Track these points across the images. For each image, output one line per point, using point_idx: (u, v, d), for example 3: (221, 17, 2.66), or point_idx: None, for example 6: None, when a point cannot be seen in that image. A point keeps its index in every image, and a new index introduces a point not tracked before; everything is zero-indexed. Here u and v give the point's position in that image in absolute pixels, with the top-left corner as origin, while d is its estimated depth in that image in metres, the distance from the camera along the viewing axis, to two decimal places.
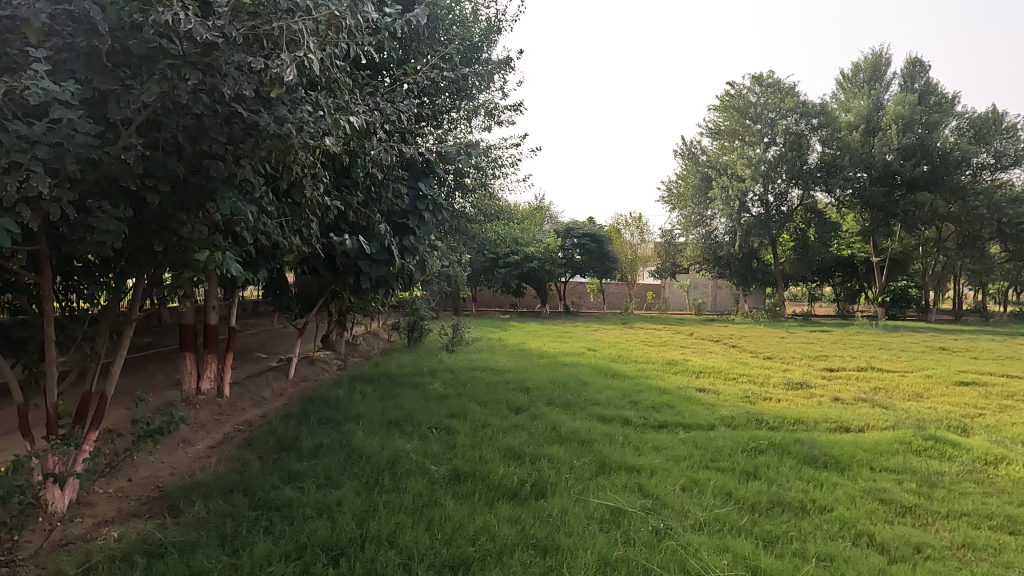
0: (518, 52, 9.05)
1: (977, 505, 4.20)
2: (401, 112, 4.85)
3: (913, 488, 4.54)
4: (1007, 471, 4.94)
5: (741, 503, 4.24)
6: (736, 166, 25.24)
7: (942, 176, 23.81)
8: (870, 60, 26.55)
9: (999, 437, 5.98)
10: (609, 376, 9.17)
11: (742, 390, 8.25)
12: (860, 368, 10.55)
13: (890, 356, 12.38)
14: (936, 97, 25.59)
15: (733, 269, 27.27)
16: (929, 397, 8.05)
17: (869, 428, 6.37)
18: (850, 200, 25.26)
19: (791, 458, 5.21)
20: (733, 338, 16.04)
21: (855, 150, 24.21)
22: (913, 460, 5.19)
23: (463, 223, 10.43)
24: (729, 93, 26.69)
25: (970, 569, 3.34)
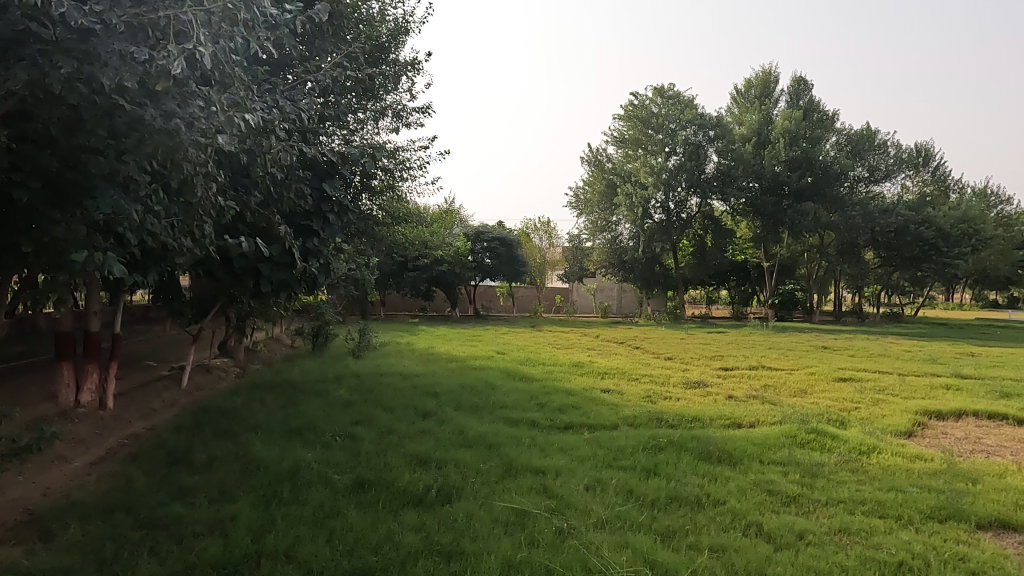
0: (426, 54, 8.97)
1: (852, 492, 4.54)
2: (303, 110, 4.69)
3: (797, 479, 4.85)
4: (878, 459, 5.38)
5: (642, 500, 4.39)
6: (639, 173, 26.12)
7: (824, 188, 25.70)
8: (761, 77, 28.09)
9: (871, 428, 6.51)
10: (518, 379, 9.26)
11: (643, 390, 8.56)
12: (751, 367, 11.18)
13: (778, 354, 13.22)
14: (819, 113, 27.50)
15: (637, 273, 28.07)
16: (812, 393, 8.66)
17: (758, 423, 6.77)
18: (743, 208, 26.80)
19: (688, 454, 5.46)
20: (636, 339, 16.57)
21: (748, 160, 25.52)
22: (797, 452, 5.57)
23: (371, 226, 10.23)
24: (632, 103, 27.42)
25: (845, 552, 3.59)
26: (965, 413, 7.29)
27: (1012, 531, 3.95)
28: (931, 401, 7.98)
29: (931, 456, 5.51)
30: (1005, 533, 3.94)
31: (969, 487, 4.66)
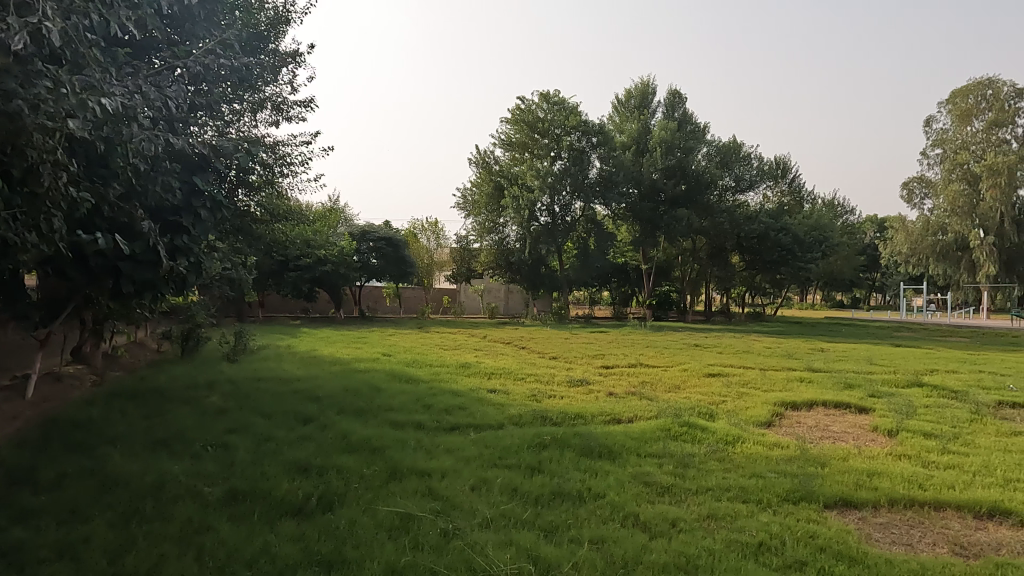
0: (309, 45, 8.62)
1: (719, 480, 4.87)
2: (170, 98, 4.36)
3: (670, 470, 5.13)
4: (743, 449, 5.79)
5: (525, 497, 4.46)
6: (526, 176, 26.62)
7: (696, 196, 27.35)
8: (640, 88, 29.39)
9: (736, 420, 7.01)
10: (404, 381, 9.13)
11: (529, 389, 8.71)
12: (630, 365, 11.71)
13: (655, 352, 13.93)
14: (692, 125, 29.22)
15: (523, 275, 28.44)
16: (684, 388, 9.19)
17: (636, 418, 7.10)
18: (623, 212, 27.93)
19: (571, 450, 5.62)
20: (522, 340, 16.85)
21: (627, 168, 26.88)
22: (671, 444, 5.89)
23: (253, 224, 9.73)
24: (518, 107, 27.72)
25: (712, 536, 3.84)
26: (815, 403, 8.02)
27: (852, 508, 4.39)
28: (787, 393, 8.71)
29: (787, 443, 6.01)
30: (847, 510, 4.37)
31: (818, 471, 5.13)
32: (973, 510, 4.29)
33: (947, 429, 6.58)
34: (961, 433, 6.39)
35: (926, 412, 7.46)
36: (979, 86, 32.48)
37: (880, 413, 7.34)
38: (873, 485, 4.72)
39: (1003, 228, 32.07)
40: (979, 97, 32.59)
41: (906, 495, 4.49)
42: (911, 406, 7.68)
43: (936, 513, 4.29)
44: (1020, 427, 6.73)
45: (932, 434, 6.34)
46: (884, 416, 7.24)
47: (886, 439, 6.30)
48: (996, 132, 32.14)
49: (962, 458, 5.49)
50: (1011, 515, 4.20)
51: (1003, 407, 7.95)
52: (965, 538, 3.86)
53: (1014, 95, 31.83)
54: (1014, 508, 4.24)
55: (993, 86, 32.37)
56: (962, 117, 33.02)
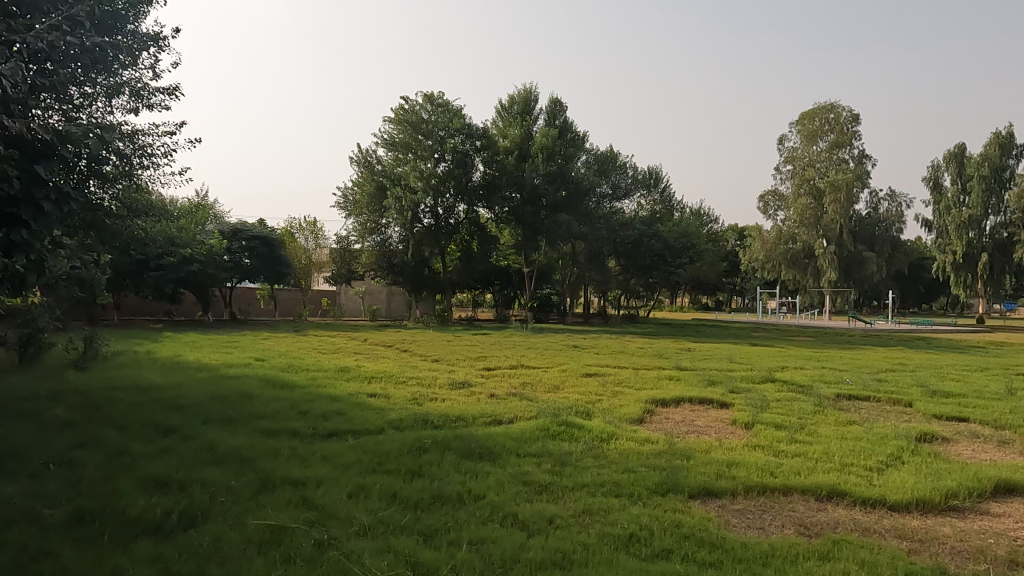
0: (174, 29, 8.03)
1: (594, 476, 5.05)
2: (5, 76, 3.90)
3: (548, 468, 5.25)
4: (617, 445, 6.05)
5: (405, 502, 4.40)
6: (409, 177, 26.40)
7: (575, 202, 28.26)
8: (522, 94, 29.79)
9: (611, 418, 7.31)
10: (278, 387, 8.72)
11: (410, 392, 8.60)
12: (512, 366, 11.89)
13: (536, 354, 14.22)
14: (572, 133, 30.11)
15: (406, 278, 27.89)
16: (563, 388, 9.48)
17: (517, 419, 7.22)
18: (505, 217, 28.32)
19: (452, 453, 5.61)
20: (404, 342, 16.60)
21: (510, 172, 27.21)
22: (549, 443, 6.04)
23: (112, 221, 8.97)
24: (402, 107, 27.44)
25: (587, 531, 3.98)
26: (682, 399, 8.54)
27: (713, 496, 4.72)
28: (657, 391, 9.21)
29: (657, 439, 6.35)
30: (708, 499, 4.68)
31: (684, 463, 5.46)
32: (815, 493, 4.74)
33: (794, 420, 7.24)
34: (806, 424, 7.06)
35: (778, 406, 8.14)
36: (823, 110, 36.03)
37: (738, 408, 7.94)
38: (732, 475, 5.10)
39: (842, 239, 35.71)
40: (823, 120, 36.19)
41: (759, 482, 4.88)
42: (764, 400, 8.37)
43: (785, 497, 4.70)
44: (854, 416, 7.53)
45: (782, 425, 6.95)
46: (742, 410, 7.84)
47: (743, 432, 6.83)
48: (837, 152, 35.92)
49: (806, 446, 6.06)
50: (846, 495, 4.68)
51: (841, 399, 8.84)
52: (808, 519, 4.25)
53: (850, 120, 35.72)
54: (848, 489, 4.74)
55: (834, 111, 36.11)
56: (809, 138, 36.58)
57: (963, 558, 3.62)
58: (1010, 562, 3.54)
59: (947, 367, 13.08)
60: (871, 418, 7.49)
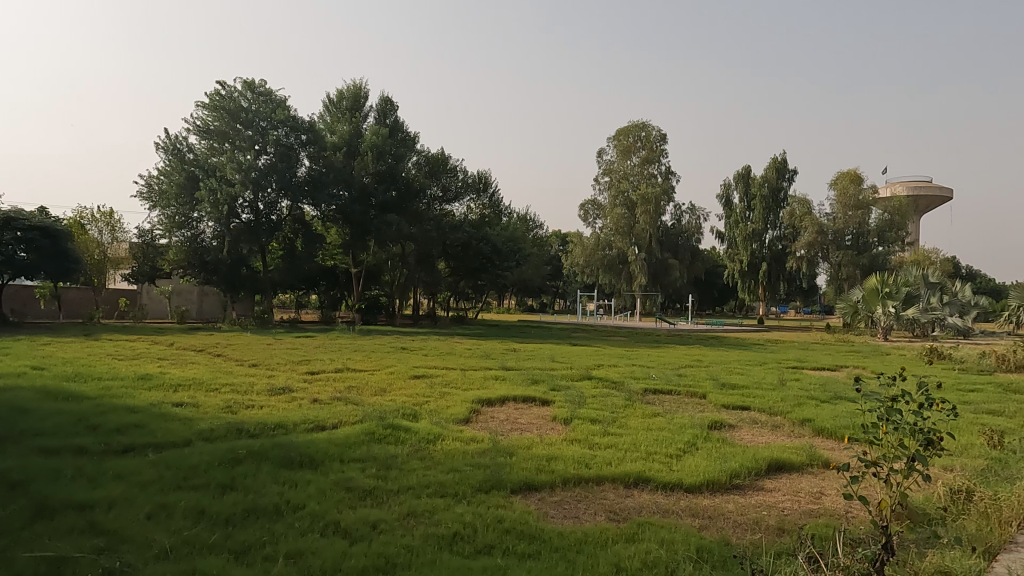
0: None
1: (420, 478, 5.05)
2: None
3: (374, 473, 5.15)
4: (443, 446, 6.09)
5: (214, 519, 4.08)
6: (225, 169, 24.45)
7: (405, 203, 27.97)
8: (352, 89, 28.92)
9: (438, 419, 7.34)
10: (63, 399, 7.65)
11: (224, 400, 7.98)
12: (337, 370, 11.48)
13: (363, 357, 13.87)
14: (403, 133, 29.80)
15: (221, 276, 25.66)
16: (391, 390, 9.36)
17: (341, 424, 6.99)
18: (332, 215, 27.10)
19: (269, 463, 5.30)
20: (217, 347, 15.39)
21: (337, 168, 26.38)
22: (374, 447, 5.93)
23: None
24: (218, 93, 25.32)
25: (411, 533, 3.97)
26: (507, 398, 8.81)
27: (534, 490, 4.93)
28: (483, 390, 9.43)
29: (482, 437, 6.49)
30: (529, 492, 4.88)
31: (507, 460, 5.64)
32: (623, 481, 5.14)
33: (608, 414, 7.78)
34: (618, 417, 7.64)
35: (594, 401, 8.69)
36: (636, 128, 39.18)
37: (558, 405, 8.36)
38: (550, 468, 5.37)
39: (651, 247, 39.02)
40: (636, 137, 39.37)
41: (575, 474, 5.19)
42: (582, 396, 8.91)
43: (598, 487, 5.04)
44: (658, 409, 8.27)
45: (597, 419, 7.45)
46: (561, 406, 8.27)
47: (562, 427, 7.21)
48: (648, 167, 39.27)
49: (618, 438, 6.55)
50: (650, 481, 5.13)
51: (648, 393, 9.66)
52: (617, 506, 4.60)
53: (659, 139, 39.24)
54: (651, 475, 5.20)
55: (646, 129, 39.44)
56: (624, 152, 39.61)
57: (743, 530, 4.13)
58: (778, 528, 4.10)
59: (735, 362, 14.81)
60: (672, 410, 8.27)
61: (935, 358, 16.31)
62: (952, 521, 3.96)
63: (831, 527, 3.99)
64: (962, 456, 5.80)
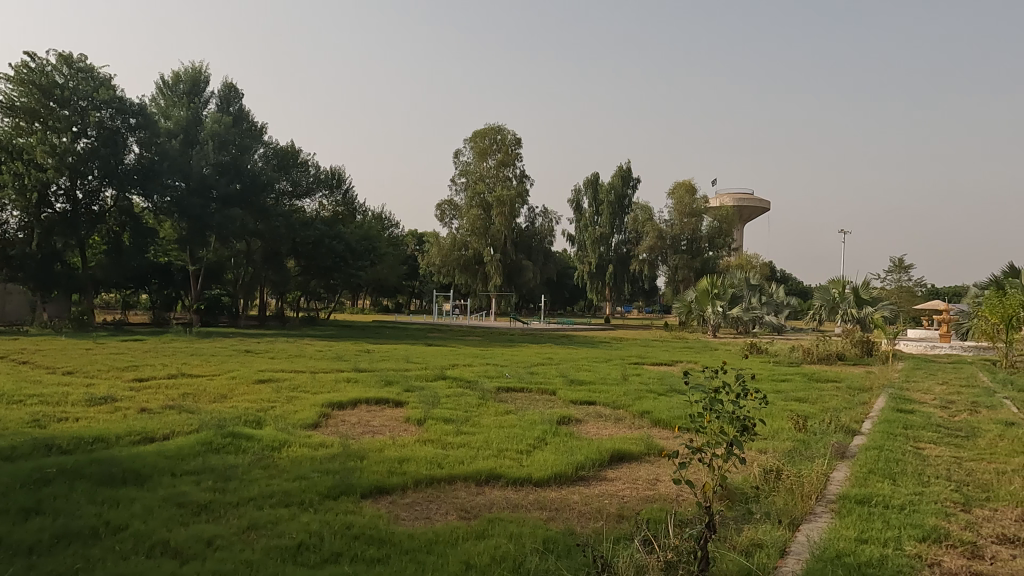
0: None
1: (262, 488, 4.77)
2: None
3: (210, 486, 4.79)
4: (289, 453, 5.80)
5: (16, 550, 3.59)
6: (34, 151, 21.54)
7: (250, 197, 26.35)
8: (190, 72, 26.81)
9: (284, 425, 6.99)
10: None
11: (30, 414, 7.04)
12: (170, 376, 10.56)
13: (200, 361, 12.87)
14: (248, 123, 28.14)
15: (30, 274, 22.34)
16: (232, 396, 8.77)
17: (174, 434, 6.43)
18: (167, 207, 24.48)
19: (85, 481, 4.76)
20: (23, 353, 13.55)
21: (173, 157, 24.41)
22: (211, 458, 5.53)
23: None
24: (25, 65, 22.27)
25: (251, 547, 3.74)
26: (358, 401, 8.58)
27: (384, 494, 4.85)
28: (333, 393, 9.12)
29: (332, 442, 6.27)
30: (379, 496, 4.79)
31: (357, 464, 5.50)
32: (475, 478, 5.21)
33: (461, 413, 7.83)
34: (471, 416, 7.71)
35: (448, 401, 8.71)
36: (492, 131, 39.92)
37: (411, 406, 8.28)
38: (402, 470, 5.31)
39: (506, 248, 39.87)
40: (492, 140, 40.08)
41: (427, 475, 5.17)
42: (436, 396, 8.89)
43: (450, 485, 5.06)
44: (510, 406, 8.47)
45: (450, 419, 7.47)
46: (415, 407, 8.21)
47: (416, 428, 7.15)
48: (504, 170, 40.15)
49: (470, 436, 6.62)
50: (500, 477, 5.24)
51: (501, 391, 9.85)
52: (469, 504, 4.64)
53: (514, 143, 40.24)
54: (502, 471, 5.31)
55: (502, 133, 40.23)
56: (481, 155, 40.21)
57: (586, 519, 4.33)
58: (618, 515, 4.35)
59: (583, 359, 15.52)
60: (524, 407, 8.49)
61: (754, 352, 18.18)
62: (765, 497, 4.43)
63: (665, 510, 4.30)
64: (774, 440, 6.50)
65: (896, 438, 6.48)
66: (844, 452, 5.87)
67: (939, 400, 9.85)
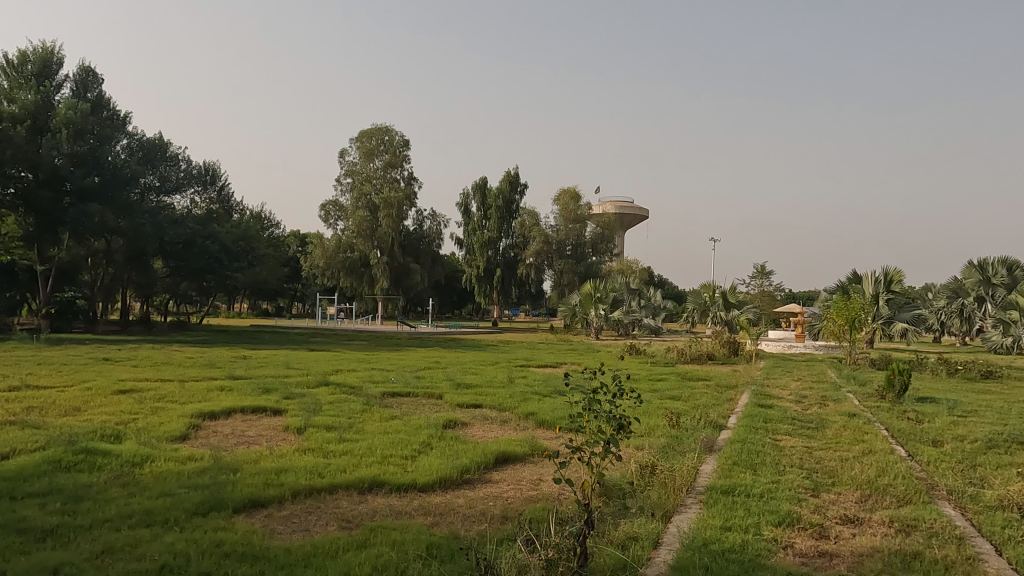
0: None
1: (121, 508, 4.39)
2: None
3: (58, 508, 4.35)
4: (152, 469, 5.38)
5: None
6: None
7: (111, 191, 24.02)
8: (40, 52, 24.30)
9: (148, 438, 6.48)
10: None
11: None
12: (12, 388, 9.47)
13: (49, 371, 11.64)
14: (108, 111, 25.96)
15: None
16: (86, 409, 8.01)
17: (14, 453, 5.77)
18: (11, 201, 22.36)
19: None
20: None
21: (16, 145, 21.34)
22: (61, 477, 5.02)
23: None
24: None
25: (105, 573, 3.42)
26: (232, 410, 8.12)
27: (259, 507, 4.61)
28: (205, 403, 8.57)
29: (202, 455, 5.89)
30: (254, 510, 4.55)
31: (230, 477, 5.19)
32: (358, 486, 5.07)
33: (344, 420, 7.61)
34: (355, 422, 7.51)
35: (329, 408, 8.44)
36: (380, 131, 39.32)
37: (290, 414, 7.94)
38: (279, 481, 5.08)
39: (393, 250, 39.24)
40: (379, 140, 39.43)
41: (306, 485, 4.98)
42: (318, 403, 8.58)
43: (331, 496, 4.90)
44: (395, 412, 8.33)
45: (332, 426, 7.24)
46: (294, 415, 7.88)
47: (295, 437, 6.87)
48: (392, 172, 39.58)
49: (353, 443, 6.45)
50: (384, 484, 5.14)
51: (386, 396, 9.68)
52: (351, 513, 4.51)
53: (402, 144, 39.80)
54: (386, 478, 5.21)
55: (389, 134, 39.68)
56: (367, 155, 39.41)
57: (470, 522, 4.34)
58: (501, 517, 4.39)
59: (469, 362, 15.58)
60: (410, 412, 8.39)
61: (633, 353, 19.06)
62: (640, 492, 4.64)
63: (547, 509, 4.40)
64: (650, 437, 6.85)
65: (757, 431, 7.03)
66: (712, 446, 6.27)
67: (793, 395, 10.79)
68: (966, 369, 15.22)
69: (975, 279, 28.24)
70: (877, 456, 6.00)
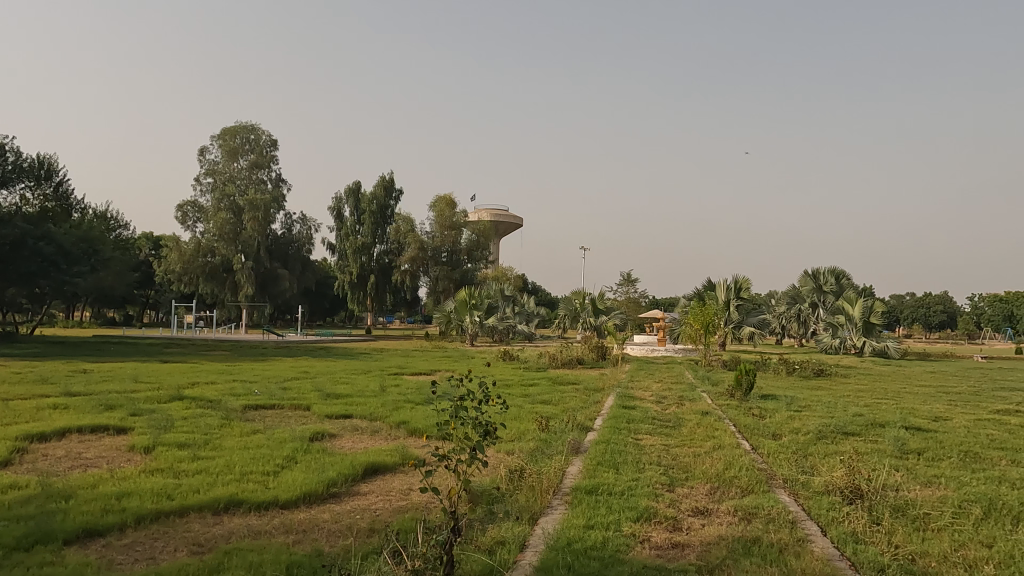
0: None
1: None
2: None
3: None
4: None
5: None
6: None
7: None
8: None
9: None
10: None
11: None
12: None
13: None
14: None
15: None
16: None
17: None
18: None
19: None
20: None
21: None
22: None
23: None
24: None
25: None
26: (68, 431, 7.31)
27: (96, 537, 4.18)
28: (34, 423, 7.66)
29: (27, 482, 5.25)
30: (90, 540, 4.12)
31: (61, 506, 4.66)
32: (212, 508, 4.74)
33: (199, 436, 7.08)
34: (211, 439, 7.01)
35: (182, 424, 7.83)
36: (244, 130, 37.41)
37: (138, 432, 7.29)
38: (121, 507, 4.63)
39: (259, 256, 37.25)
40: (243, 139, 37.51)
41: (152, 509, 4.58)
42: (170, 420, 7.94)
43: (181, 519, 4.54)
44: (257, 425, 7.89)
45: (186, 444, 6.72)
46: (142, 433, 7.24)
47: (142, 457, 6.30)
48: (257, 172, 37.77)
49: (209, 461, 6.02)
50: (242, 503, 4.85)
51: (247, 409, 9.14)
52: (202, 536, 4.21)
53: (268, 144, 38.10)
54: (245, 497, 4.92)
55: (254, 133, 37.88)
56: (231, 154, 37.34)
57: (335, 538, 4.19)
58: (368, 530, 4.28)
59: (340, 371, 15.09)
60: (273, 425, 7.96)
61: (507, 359, 19.33)
62: (508, 496, 4.72)
63: (415, 519, 4.35)
64: (520, 441, 6.96)
65: (620, 432, 7.36)
66: (578, 448, 6.46)
67: (654, 396, 11.42)
68: (802, 367, 16.86)
69: (810, 287, 31.46)
70: (725, 450, 6.47)
